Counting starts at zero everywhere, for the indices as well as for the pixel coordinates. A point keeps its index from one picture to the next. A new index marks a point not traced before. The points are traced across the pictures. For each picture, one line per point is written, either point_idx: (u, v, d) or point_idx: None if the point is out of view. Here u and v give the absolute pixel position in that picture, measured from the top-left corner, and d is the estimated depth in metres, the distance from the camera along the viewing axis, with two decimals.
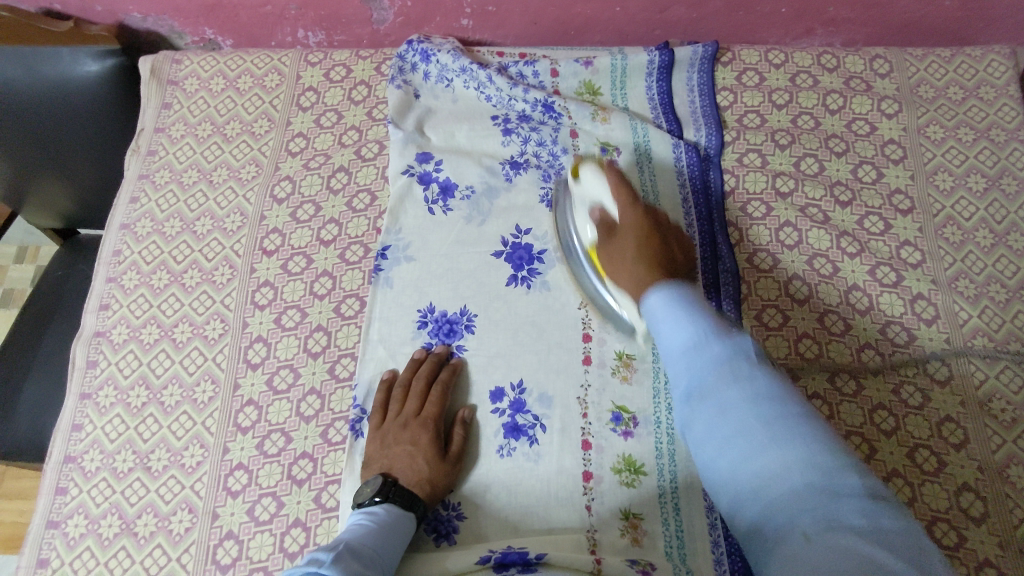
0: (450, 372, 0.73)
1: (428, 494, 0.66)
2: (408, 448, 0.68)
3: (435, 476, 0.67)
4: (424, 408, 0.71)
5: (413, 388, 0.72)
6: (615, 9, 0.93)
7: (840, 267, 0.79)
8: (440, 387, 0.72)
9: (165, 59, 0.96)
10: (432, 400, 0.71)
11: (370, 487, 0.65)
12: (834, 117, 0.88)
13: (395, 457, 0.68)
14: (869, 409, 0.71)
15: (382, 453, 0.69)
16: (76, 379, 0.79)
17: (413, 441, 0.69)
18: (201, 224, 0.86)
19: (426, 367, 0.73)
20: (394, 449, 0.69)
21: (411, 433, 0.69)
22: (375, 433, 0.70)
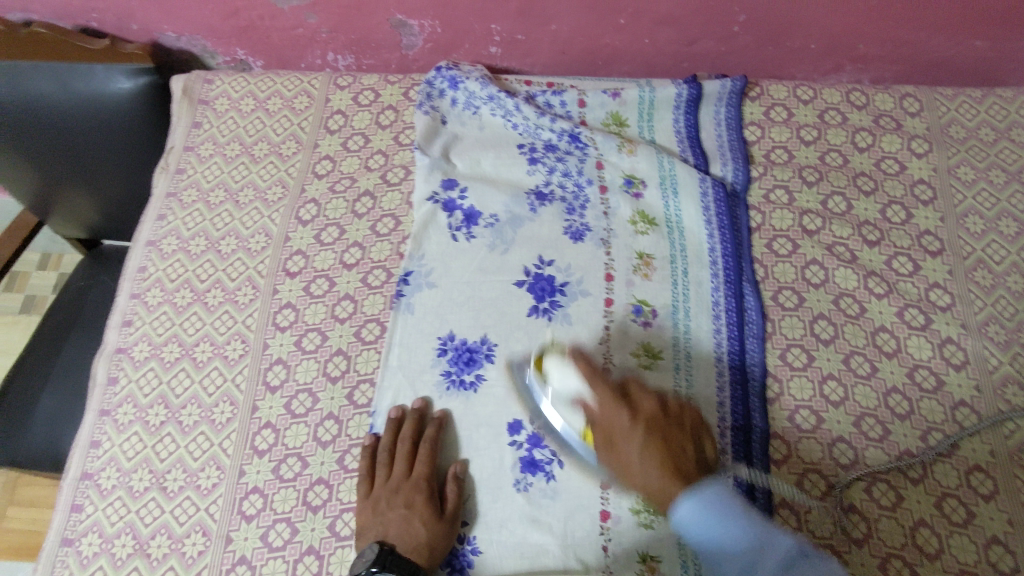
0: (435, 427, 0.72)
1: (429, 557, 0.65)
2: (402, 512, 0.67)
3: (434, 538, 0.66)
4: (414, 470, 0.70)
5: (401, 450, 0.71)
6: (644, 41, 0.93)
7: (867, 307, 0.77)
8: (427, 446, 0.71)
9: (196, 79, 0.97)
10: (421, 460, 0.70)
11: (365, 556, 0.63)
12: (862, 155, 0.87)
13: (389, 524, 0.67)
14: (895, 456, 0.70)
15: (375, 521, 0.68)
16: (96, 395, 0.80)
17: (407, 504, 0.68)
18: (226, 243, 0.87)
19: (409, 426, 0.72)
20: (387, 515, 0.68)
21: (403, 497, 0.68)
22: (365, 501, 0.69)
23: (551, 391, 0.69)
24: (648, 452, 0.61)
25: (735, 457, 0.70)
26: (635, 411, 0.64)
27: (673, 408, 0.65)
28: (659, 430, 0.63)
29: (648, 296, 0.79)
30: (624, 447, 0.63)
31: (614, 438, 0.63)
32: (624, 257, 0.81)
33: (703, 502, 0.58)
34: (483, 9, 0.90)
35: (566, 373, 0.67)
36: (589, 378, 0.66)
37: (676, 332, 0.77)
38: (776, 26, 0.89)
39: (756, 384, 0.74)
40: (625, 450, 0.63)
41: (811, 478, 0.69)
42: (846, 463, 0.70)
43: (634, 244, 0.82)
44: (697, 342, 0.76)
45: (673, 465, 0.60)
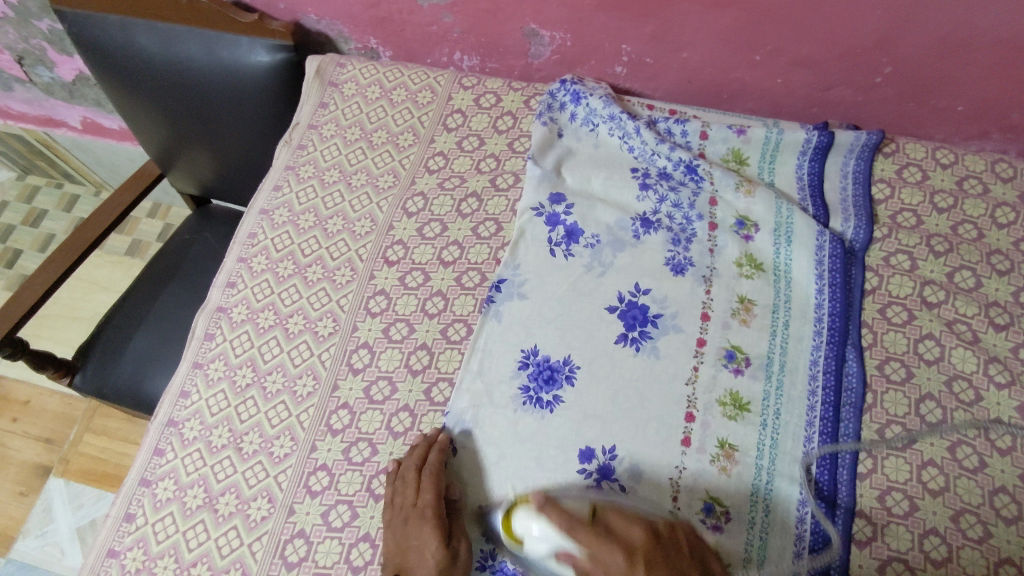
0: (438, 452, 0.70)
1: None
2: (415, 544, 0.66)
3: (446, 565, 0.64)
4: (421, 498, 0.68)
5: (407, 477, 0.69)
6: (776, 80, 0.90)
7: (983, 395, 0.72)
8: (429, 472, 0.69)
9: (330, 61, 1.01)
10: (426, 488, 0.68)
11: None
12: (1001, 232, 0.81)
13: (405, 556, 0.65)
14: (994, 561, 0.64)
15: (394, 551, 0.66)
16: (192, 348, 0.84)
17: (417, 535, 0.66)
18: (332, 223, 0.89)
19: (416, 454, 0.70)
20: (404, 545, 0.66)
21: (414, 528, 0.67)
22: (385, 531, 0.68)
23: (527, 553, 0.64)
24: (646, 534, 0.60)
25: (813, 528, 0.67)
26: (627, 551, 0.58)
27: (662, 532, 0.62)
28: (665, 565, 0.58)
29: (743, 343, 0.76)
30: (614, 562, 0.57)
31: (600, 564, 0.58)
32: (725, 298, 0.78)
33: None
34: (617, 28, 0.89)
35: (543, 529, 0.62)
36: (567, 530, 0.61)
37: (768, 385, 0.74)
38: (923, 82, 0.84)
39: (847, 458, 0.70)
40: (608, 562, 0.57)
41: (895, 566, 0.65)
42: (937, 559, 0.65)
43: (736, 286, 0.79)
44: (789, 401, 0.73)
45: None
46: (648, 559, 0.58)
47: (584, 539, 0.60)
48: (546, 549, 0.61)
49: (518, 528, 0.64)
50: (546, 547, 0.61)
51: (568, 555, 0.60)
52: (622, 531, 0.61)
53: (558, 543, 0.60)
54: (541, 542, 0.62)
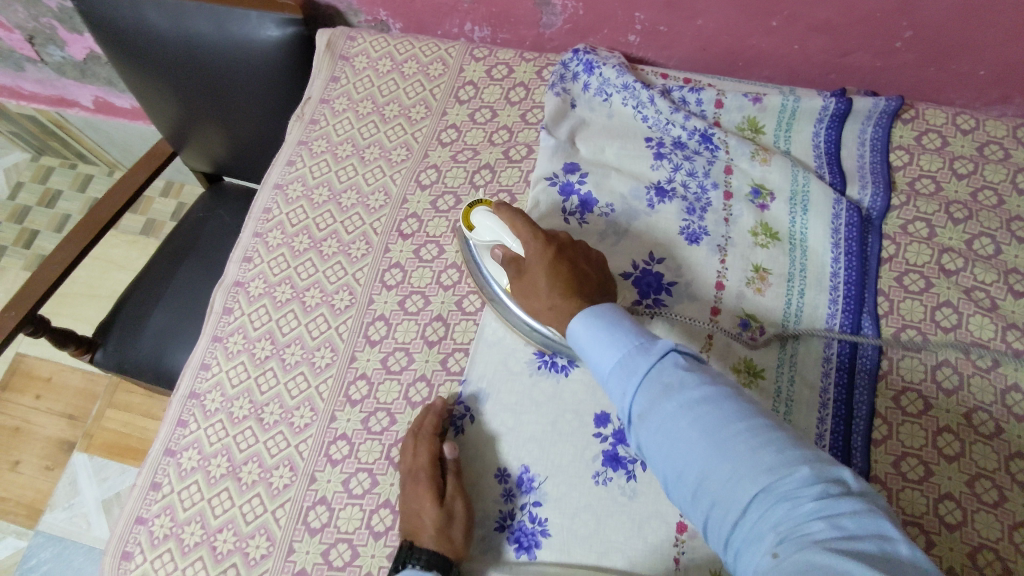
0: (431, 416, 0.72)
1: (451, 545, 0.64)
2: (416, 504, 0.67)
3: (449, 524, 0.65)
4: (416, 460, 0.69)
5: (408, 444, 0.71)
6: (793, 47, 0.89)
7: (1001, 362, 0.71)
8: (423, 435, 0.70)
9: (340, 34, 1.00)
10: (418, 449, 0.70)
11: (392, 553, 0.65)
12: (1022, 198, 0.80)
13: (409, 516, 0.67)
14: (1009, 525, 0.64)
15: (404, 517, 0.68)
16: (211, 322, 0.85)
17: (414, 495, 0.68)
18: (346, 197, 0.89)
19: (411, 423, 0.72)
20: (409, 510, 0.68)
21: (411, 488, 0.68)
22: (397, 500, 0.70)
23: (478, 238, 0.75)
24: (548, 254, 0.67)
25: None
26: (545, 234, 0.69)
27: (566, 247, 0.70)
28: (564, 270, 0.67)
29: (758, 311, 0.76)
30: (531, 275, 0.67)
31: (524, 268, 0.69)
32: (739, 267, 0.78)
33: (606, 332, 0.58)
34: None
35: (490, 222, 0.73)
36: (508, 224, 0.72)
37: (782, 354, 0.74)
38: (945, 46, 0.82)
39: (861, 425, 0.70)
40: (528, 277, 0.68)
41: (911, 530, 0.65)
42: (952, 523, 0.65)
43: (751, 255, 0.79)
44: (803, 368, 0.73)
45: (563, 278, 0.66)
46: (556, 266, 0.66)
47: (518, 240, 0.70)
48: (496, 236, 0.73)
49: (475, 222, 0.74)
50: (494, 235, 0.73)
51: (503, 243, 0.72)
52: (544, 235, 0.69)
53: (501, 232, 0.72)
54: (490, 235, 0.74)
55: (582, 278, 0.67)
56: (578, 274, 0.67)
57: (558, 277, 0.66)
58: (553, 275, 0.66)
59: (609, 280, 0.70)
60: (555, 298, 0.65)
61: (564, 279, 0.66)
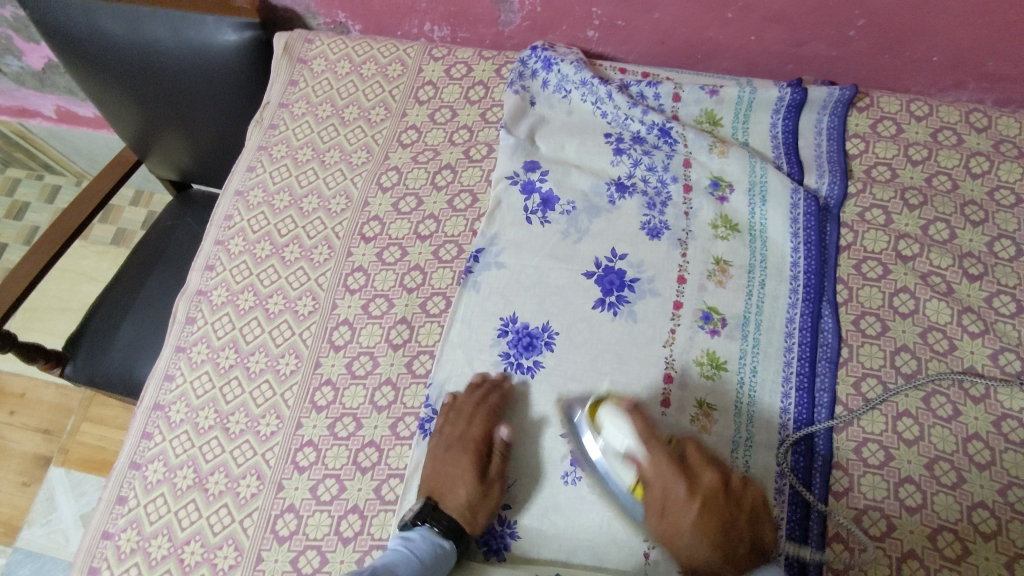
0: (497, 396, 0.72)
1: (470, 517, 0.67)
2: (452, 471, 0.69)
3: (477, 498, 0.67)
4: (468, 431, 0.70)
5: (461, 410, 0.72)
6: (749, 38, 0.89)
7: (957, 345, 0.72)
8: (485, 411, 0.71)
9: (297, 38, 1.00)
10: (477, 423, 0.70)
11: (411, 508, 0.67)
12: (975, 182, 0.81)
13: (438, 477, 0.69)
14: (968, 506, 0.65)
15: (429, 473, 0.70)
16: (174, 332, 0.84)
17: (456, 463, 0.69)
18: (308, 202, 0.89)
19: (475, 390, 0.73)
20: (438, 470, 0.70)
21: (453, 454, 0.70)
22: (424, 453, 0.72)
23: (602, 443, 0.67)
24: (705, 508, 0.61)
25: (792, 482, 0.68)
26: (693, 483, 0.62)
27: (735, 485, 0.63)
28: (715, 511, 0.61)
29: (719, 304, 0.76)
30: (679, 507, 0.62)
31: (663, 504, 0.63)
32: (700, 260, 0.79)
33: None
34: None
35: (623, 427, 0.66)
36: (643, 436, 0.65)
37: (744, 345, 0.74)
38: (898, 32, 0.83)
39: (823, 412, 0.71)
40: (674, 508, 0.62)
41: (872, 515, 0.66)
42: (913, 506, 0.66)
43: (712, 248, 0.79)
44: (765, 359, 0.74)
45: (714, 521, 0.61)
46: (715, 504, 0.61)
47: (648, 456, 0.64)
48: (620, 447, 0.66)
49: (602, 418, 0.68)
50: (620, 446, 0.66)
51: (636, 457, 0.65)
52: (700, 475, 0.63)
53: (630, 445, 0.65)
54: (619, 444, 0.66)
55: (735, 526, 0.61)
56: (733, 523, 0.61)
57: (708, 517, 0.61)
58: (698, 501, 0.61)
59: (767, 533, 0.63)
60: (703, 551, 0.60)
61: (712, 544, 0.60)
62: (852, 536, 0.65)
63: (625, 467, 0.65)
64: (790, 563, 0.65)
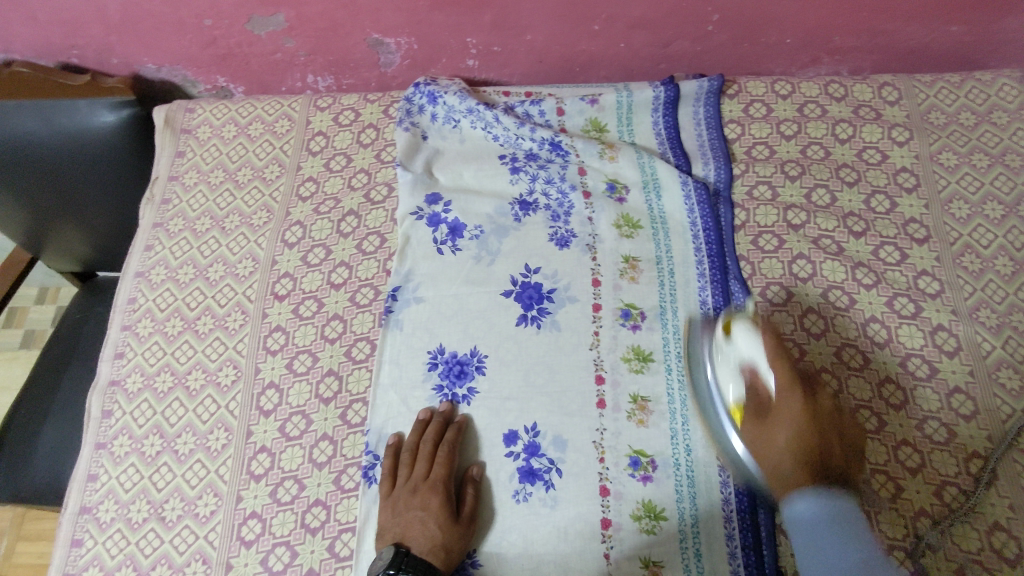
0: (454, 431, 0.72)
1: (446, 560, 0.66)
2: (419, 514, 0.68)
3: (449, 540, 0.67)
4: (432, 472, 0.70)
5: (421, 451, 0.71)
6: (619, 45, 0.94)
7: (856, 298, 0.77)
8: (446, 448, 0.71)
9: (178, 108, 0.98)
10: (439, 462, 0.70)
11: (382, 559, 0.64)
12: (844, 147, 0.87)
13: (407, 525, 0.68)
14: (894, 446, 0.69)
15: (395, 521, 0.68)
16: (91, 430, 0.80)
17: (423, 506, 0.68)
18: (213, 270, 0.87)
19: (431, 429, 0.72)
20: (405, 516, 0.68)
21: (420, 497, 0.69)
22: (386, 501, 0.70)
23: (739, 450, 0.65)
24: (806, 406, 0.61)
25: None
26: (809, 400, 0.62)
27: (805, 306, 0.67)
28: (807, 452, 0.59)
29: (636, 299, 0.79)
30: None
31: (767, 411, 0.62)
32: (611, 261, 0.81)
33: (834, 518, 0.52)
34: (457, 23, 0.91)
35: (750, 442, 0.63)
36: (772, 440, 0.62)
37: (666, 335, 0.77)
38: (750, 22, 0.89)
39: None
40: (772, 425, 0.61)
41: None
42: None
43: (619, 248, 0.82)
44: (688, 344, 0.76)
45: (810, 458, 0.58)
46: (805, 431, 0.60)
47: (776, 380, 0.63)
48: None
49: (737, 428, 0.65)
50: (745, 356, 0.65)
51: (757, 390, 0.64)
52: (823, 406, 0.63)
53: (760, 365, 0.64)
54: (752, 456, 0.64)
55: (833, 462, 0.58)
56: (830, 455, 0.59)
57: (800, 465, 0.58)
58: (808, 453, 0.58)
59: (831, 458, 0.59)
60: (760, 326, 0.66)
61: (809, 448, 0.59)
62: None
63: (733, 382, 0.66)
64: (744, 534, 0.67)
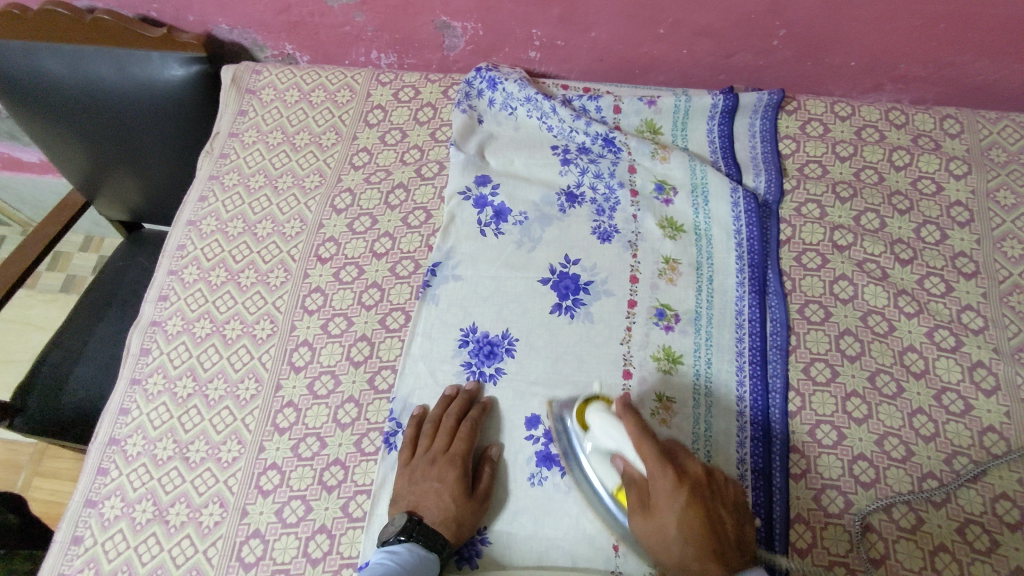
0: (480, 410, 0.73)
1: (456, 533, 0.66)
2: (435, 485, 0.68)
3: (462, 514, 0.67)
4: (452, 446, 0.71)
5: (443, 424, 0.72)
6: (682, 52, 0.94)
7: (895, 326, 0.76)
8: (469, 424, 0.71)
9: (245, 69, 1.01)
10: (459, 438, 0.71)
11: (394, 525, 0.66)
12: (899, 174, 0.86)
13: (421, 494, 0.68)
14: (918, 477, 0.68)
15: (410, 489, 0.69)
16: (129, 365, 0.83)
17: (440, 477, 0.69)
18: (262, 227, 0.89)
19: (456, 405, 0.73)
20: (421, 485, 0.69)
21: (438, 469, 0.69)
22: (403, 470, 0.71)
23: (591, 442, 0.67)
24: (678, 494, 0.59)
25: (753, 467, 0.70)
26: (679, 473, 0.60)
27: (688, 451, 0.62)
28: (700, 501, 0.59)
29: (671, 301, 0.79)
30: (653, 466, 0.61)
31: (651, 500, 0.61)
32: (651, 260, 0.81)
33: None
34: (524, 13, 0.92)
35: (612, 429, 0.64)
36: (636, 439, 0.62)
37: (698, 339, 0.77)
38: (816, 41, 0.89)
39: (777, 396, 0.73)
40: (658, 513, 0.60)
41: (830, 494, 0.68)
42: (867, 481, 0.68)
43: (661, 248, 0.82)
44: (718, 351, 0.76)
45: (702, 502, 0.59)
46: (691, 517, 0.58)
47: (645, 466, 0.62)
48: (615, 447, 0.64)
49: (591, 419, 0.67)
50: (610, 447, 0.65)
51: (623, 459, 0.64)
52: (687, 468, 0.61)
53: (624, 450, 0.64)
54: (610, 442, 0.65)
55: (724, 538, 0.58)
56: (718, 526, 0.59)
57: (691, 526, 0.58)
58: (693, 517, 0.58)
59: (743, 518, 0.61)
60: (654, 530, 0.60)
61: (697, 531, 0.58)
62: (812, 516, 0.67)
63: (608, 470, 0.66)
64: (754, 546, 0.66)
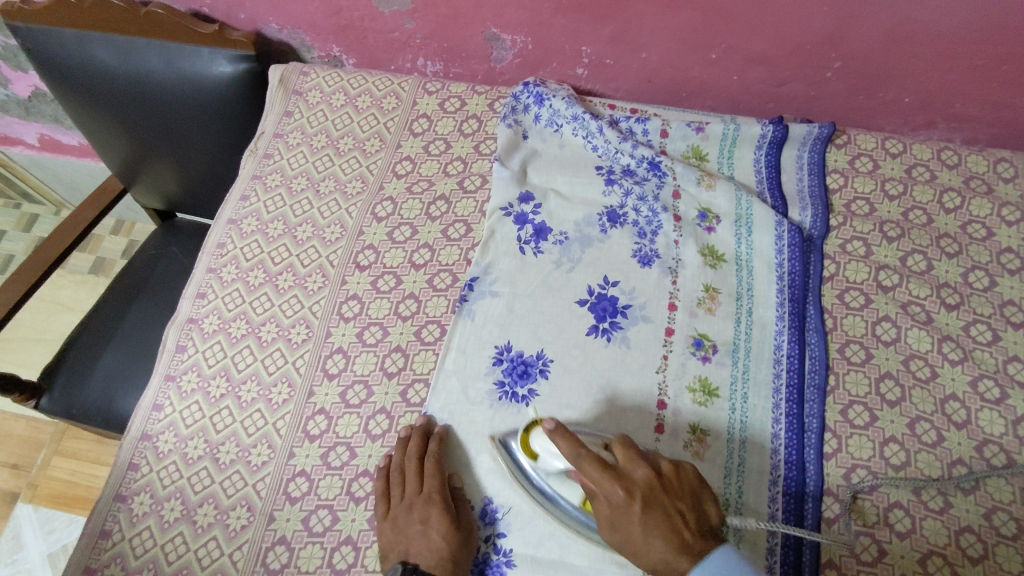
0: (437, 441, 0.71)
1: (455, 570, 0.65)
2: (420, 529, 0.67)
3: (455, 551, 0.66)
4: (425, 485, 0.69)
5: (409, 467, 0.70)
6: (732, 78, 0.93)
7: (939, 372, 0.75)
8: (433, 460, 0.70)
9: (293, 70, 1.01)
10: (428, 475, 0.69)
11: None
12: (949, 217, 0.84)
13: (410, 542, 0.67)
14: (955, 530, 0.67)
15: (397, 540, 0.67)
16: (164, 361, 0.83)
17: (423, 520, 0.67)
18: (302, 230, 0.89)
19: (414, 444, 0.71)
20: (406, 533, 0.67)
21: (418, 513, 0.68)
22: (384, 522, 0.69)
23: None
24: None
25: (784, 507, 0.69)
26: None
27: None
28: None
29: (710, 331, 0.78)
30: None
31: None
32: (691, 288, 0.80)
33: None
34: (576, 30, 0.91)
35: None
36: None
37: (734, 371, 0.76)
38: (871, 75, 0.88)
39: (813, 435, 0.72)
40: None
41: (863, 541, 0.67)
42: (902, 531, 0.67)
43: (702, 275, 0.81)
44: (755, 385, 0.75)
45: None
46: None
47: None
48: None
49: None
50: None
51: None
52: None
53: None
54: None
55: None
56: None
57: None
58: None
59: None
60: None
61: None
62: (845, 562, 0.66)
63: None
64: None
